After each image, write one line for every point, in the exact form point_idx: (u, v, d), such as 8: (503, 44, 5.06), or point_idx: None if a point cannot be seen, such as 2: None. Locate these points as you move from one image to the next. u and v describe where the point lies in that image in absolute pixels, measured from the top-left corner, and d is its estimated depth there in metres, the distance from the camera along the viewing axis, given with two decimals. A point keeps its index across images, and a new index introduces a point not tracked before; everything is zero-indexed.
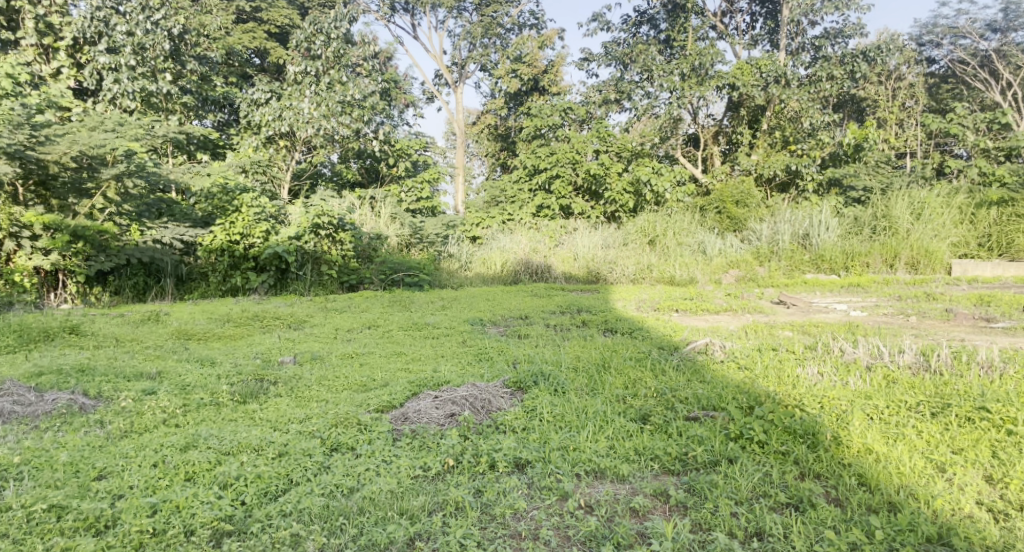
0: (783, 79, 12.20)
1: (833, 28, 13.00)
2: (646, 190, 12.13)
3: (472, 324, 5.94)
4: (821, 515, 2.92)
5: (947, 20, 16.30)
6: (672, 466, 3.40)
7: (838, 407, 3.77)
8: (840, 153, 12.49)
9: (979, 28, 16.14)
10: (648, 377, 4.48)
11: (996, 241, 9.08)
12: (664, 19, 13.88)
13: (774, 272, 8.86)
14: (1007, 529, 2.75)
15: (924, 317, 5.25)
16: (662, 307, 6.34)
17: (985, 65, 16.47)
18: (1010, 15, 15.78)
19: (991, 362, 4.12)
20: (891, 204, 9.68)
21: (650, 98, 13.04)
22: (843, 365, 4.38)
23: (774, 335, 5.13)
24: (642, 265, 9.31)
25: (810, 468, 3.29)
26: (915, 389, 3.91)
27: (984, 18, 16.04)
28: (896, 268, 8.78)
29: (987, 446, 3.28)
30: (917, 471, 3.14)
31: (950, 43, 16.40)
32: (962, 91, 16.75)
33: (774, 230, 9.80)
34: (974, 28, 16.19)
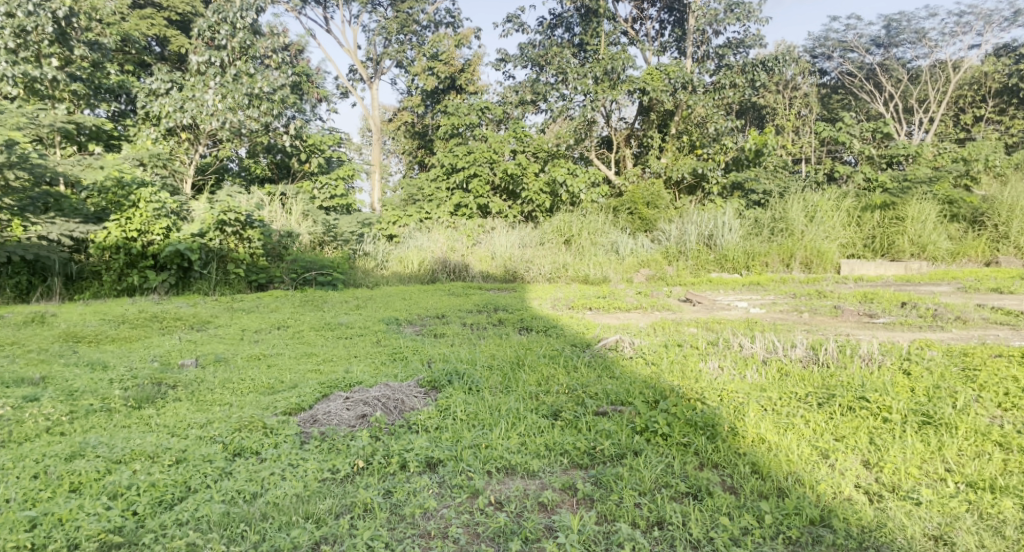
0: (690, 85, 12.68)
1: (735, 38, 13.57)
2: (562, 191, 12.36)
3: (387, 323, 5.86)
4: (717, 502, 3.08)
5: (837, 35, 17.27)
6: (581, 460, 3.51)
7: (735, 400, 3.99)
8: (742, 158, 13.05)
9: (865, 43, 17.22)
10: (561, 374, 4.58)
11: (879, 243, 9.79)
12: (578, 22, 14.12)
13: (681, 271, 9.22)
14: (880, 509, 2.95)
15: (815, 313, 5.61)
16: (576, 306, 6.44)
17: (870, 78, 17.67)
18: (892, 32, 16.97)
19: (871, 355, 4.42)
20: (788, 206, 10.22)
21: (565, 100, 13.18)
22: (741, 359, 4.61)
23: (680, 331, 5.35)
24: (558, 264, 9.44)
25: (708, 458, 3.46)
26: (805, 381, 4.18)
27: (870, 34, 17.11)
28: (791, 267, 9.34)
29: (865, 432, 3.52)
30: (805, 459, 3.35)
31: (840, 56, 17.47)
32: (850, 102, 17.93)
33: (682, 230, 10.16)
34: (860, 43, 17.27)
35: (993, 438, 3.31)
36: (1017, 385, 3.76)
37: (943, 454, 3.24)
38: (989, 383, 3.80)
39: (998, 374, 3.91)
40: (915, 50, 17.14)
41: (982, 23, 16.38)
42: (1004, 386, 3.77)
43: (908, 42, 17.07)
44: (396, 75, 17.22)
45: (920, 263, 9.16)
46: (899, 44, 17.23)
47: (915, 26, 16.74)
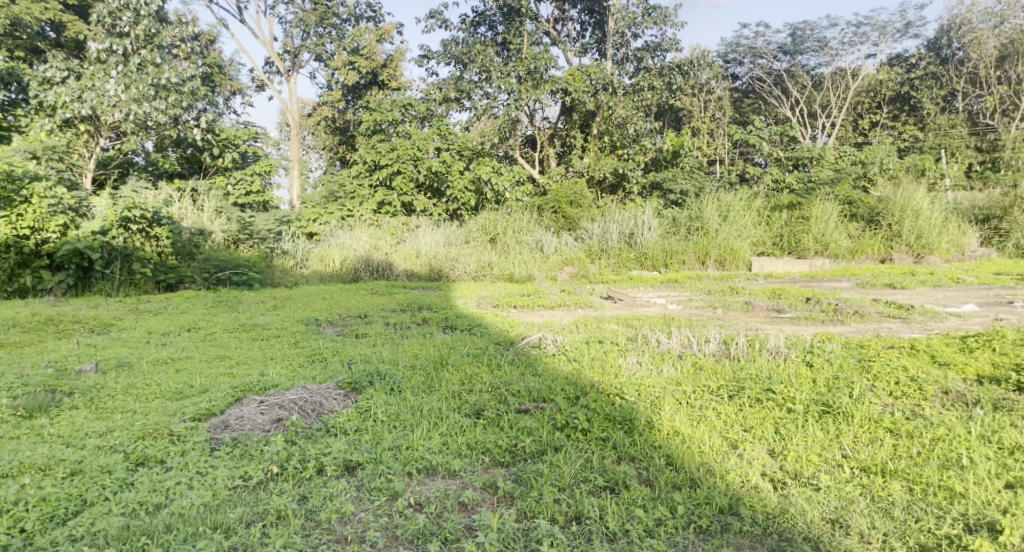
0: (610, 87, 12.99)
1: (653, 42, 13.97)
2: (487, 189, 12.39)
3: (306, 323, 5.71)
4: (633, 495, 3.16)
5: (747, 41, 17.94)
6: (502, 458, 3.52)
7: (652, 394, 4.11)
8: (660, 158, 13.44)
9: (773, 50, 17.92)
10: (484, 372, 4.58)
11: (787, 241, 10.28)
12: (501, 21, 14.14)
13: (604, 269, 9.40)
14: (784, 495, 3.09)
15: (728, 308, 5.84)
16: (501, 304, 6.46)
17: (778, 83, 18.51)
18: (797, 40, 17.80)
19: (777, 348, 4.64)
20: (703, 206, 10.57)
21: (489, 98, 13.18)
22: (658, 354, 4.75)
23: (601, 328, 5.45)
24: (484, 262, 9.45)
25: (626, 452, 3.55)
26: (717, 374, 4.34)
27: (777, 42, 17.85)
28: (706, 264, 9.69)
29: (771, 423, 3.69)
30: (715, 450, 3.47)
31: (750, 61, 18.18)
32: (760, 106, 18.76)
33: (605, 229, 10.36)
34: (769, 49, 17.98)
35: (884, 424, 3.50)
36: (906, 374, 4.00)
37: (840, 441, 3.42)
38: (882, 373, 4.03)
39: (890, 363, 4.16)
40: (818, 58, 18.05)
41: (877, 34, 17.45)
42: (895, 375, 4.00)
43: (812, 50, 17.93)
44: (314, 68, 16.75)
45: (823, 261, 9.75)
46: (804, 52, 18.08)
47: (817, 35, 17.61)
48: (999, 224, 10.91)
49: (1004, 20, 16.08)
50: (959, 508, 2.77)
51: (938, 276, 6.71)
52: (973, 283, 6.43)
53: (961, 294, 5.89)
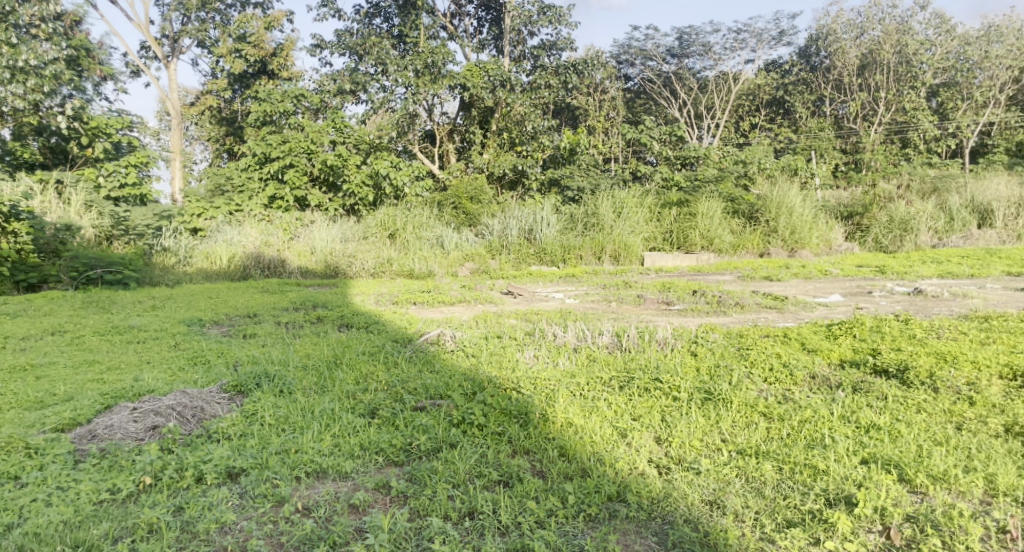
0: (508, 84, 13.08)
1: (547, 41, 14.17)
2: (385, 184, 12.15)
3: (188, 323, 5.41)
4: (526, 487, 3.18)
5: (639, 43, 18.24)
6: (396, 457, 3.45)
7: (547, 387, 4.16)
8: (558, 155, 13.68)
9: (662, 52, 18.41)
10: (380, 370, 4.48)
11: (676, 237, 10.75)
12: (396, 14, 13.88)
13: (504, 265, 9.49)
14: (668, 480, 3.21)
15: (622, 302, 6.02)
16: (400, 301, 6.37)
17: (668, 84, 19.08)
18: (683, 44, 18.39)
19: (666, 339, 4.82)
20: (599, 203, 10.82)
21: (386, 92, 12.96)
22: (555, 348, 4.82)
23: (500, 323, 5.47)
24: (382, 258, 9.24)
25: (521, 445, 3.58)
26: (609, 365, 4.48)
27: (666, 45, 18.29)
28: (602, 259, 9.95)
29: (658, 411, 3.83)
30: (606, 439, 3.57)
31: (641, 63, 18.54)
32: (651, 107, 19.47)
33: (504, 225, 10.42)
34: (658, 52, 18.39)
35: (759, 409, 3.71)
36: (780, 360, 4.27)
37: (719, 426, 3.60)
38: (759, 360, 4.29)
39: (765, 351, 4.43)
40: (703, 62, 18.69)
41: (754, 40, 18.53)
42: (770, 361, 4.26)
43: (697, 54, 18.54)
44: (196, 55, 15.82)
45: (709, 255, 10.22)
46: (689, 55, 18.64)
47: (702, 39, 18.22)
48: (861, 220, 11.84)
49: (863, 31, 17.42)
50: (820, 484, 2.96)
51: (809, 269, 7.21)
52: (839, 275, 6.96)
53: (829, 284, 6.37)
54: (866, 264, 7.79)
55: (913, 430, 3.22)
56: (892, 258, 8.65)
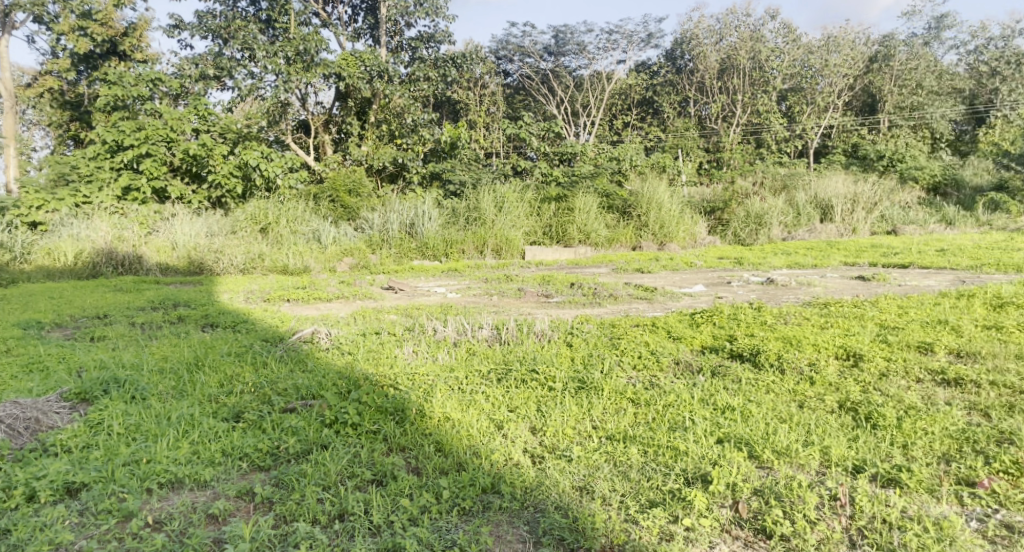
0: (385, 75, 12.88)
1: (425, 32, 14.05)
2: (255, 175, 11.53)
3: (25, 327, 4.88)
4: (400, 485, 3.12)
5: (517, 40, 18.43)
6: (262, 462, 3.28)
7: (425, 382, 4.12)
8: (439, 149, 13.60)
9: (539, 50, 18.61)
10: (247, 372, 4.25)
11: (555, 231, 11.01)
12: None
13: (384, 259, 9.33)
14: (541, 469, 3.25)
15: (503, 295, 6.08)
16: (272, 298, 6.08)
17: (545, 82, 19.35)
18: (559, 42, 18.66)
19: (543, 331, 4.92)
20: (480, 197, 10.84)
21: (254, 78, 12.34)
22: (434, 343, 4.78)
23: (379, 319, 5.36)
24: (252, 254, 8.79)
25: (396, 442, 3.50)
26: (488, 358, 4.50)
27: (543, 42, 18.54)
28: (484, 253, 10.03)
29: (534, 401, 3.89)
30: (482, 431, 3.57)
31: (520, 59, 18.81)
32: (530, 103, 19.67)
33: (384, 219, 10.24)
34: (535, 49, 18.62)
35: (628, 395, 3.86)
36: (648, 348, 4.47)
37: (591, 413, 3.71)
38: (628, 348, 4.47)
39: (635, 340, 4.62)
40: (578, 61, 19.01)
41: (626, 42, 19.30)
42: (639, 350, 4.45)
43: (572, 53, 18.87)
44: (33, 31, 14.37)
45: (585, 249, 10.56)
46: (565, 54, 18.89)
47: (577, 39, 18.58)
48: (721, 215, 12.62)
49: (722, 37, 18.60)
50: (681, 464, 3.12)
51: (676, 261, 7.60)
52: (702, 267, 7.39)
53: (694, 276, 6.76)
54: (727, 255, 8.33)
55: (763, 409, 3.47)
56: (749, 250, 9.32)
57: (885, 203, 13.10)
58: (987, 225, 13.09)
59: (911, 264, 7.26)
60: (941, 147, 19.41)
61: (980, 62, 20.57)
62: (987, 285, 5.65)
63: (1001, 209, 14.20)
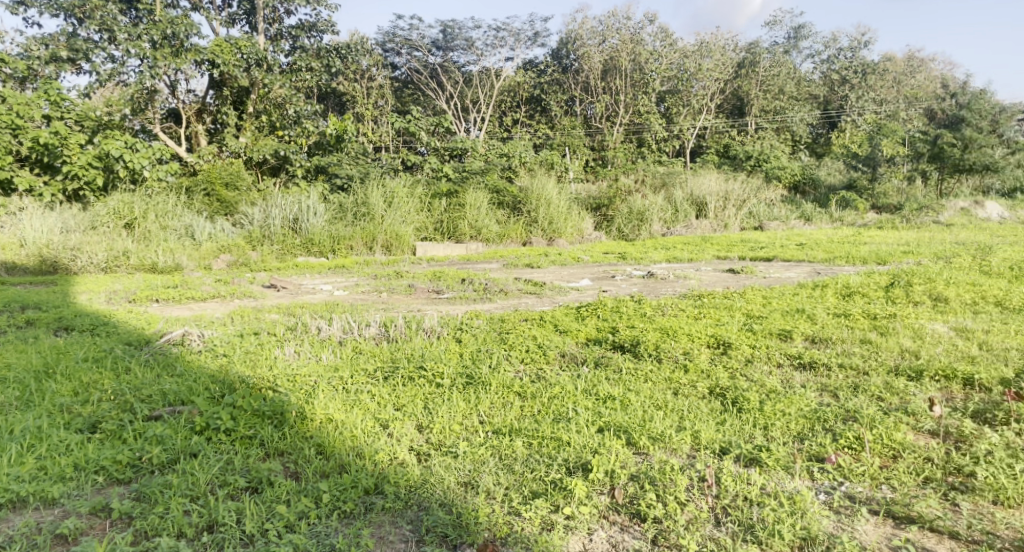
0: (264, 64, 12.37)
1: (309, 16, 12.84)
2: (119, 166, 10.59)
3: None
4: (276, 491, 2.97)
5: (404, 33, 18.00)
6: (121, 474, 3.04)
7: (307, 383, 3.96)
8: (324, 142, 13.16)
9: (427, 44, 18.30)
10: (106, 378, 3.91)
11: (446, 227, 10.99)
12: None
13: (266, 256, 8.95)
14: (426, 467, 3.21)
15: (392, 292, 5.96)
16: (137, 299, 5.65)
17: (434, 76, 19.05)
18: (447, 37, 18.47)
19: (432, 327, 4.86)
20: (368, 191, 10.56)
21: (115, 62, 11.43)
22: (317, 342, 4.61)
23: (259, 319, 5.11)
24: (115, 250, 8.14)
25: (274, 447, 3.34)
26: (375, 356, 4.40)
27: (430, 36, 18.26)
28: (374, 249, 9.89)
29: (421, 399, 3.84)
30: (367, 431, 3.47)
31: (407, 53, 18.34)
32: (418, 98, 19.29)
33: (266, 213, 9.79)
34: (423, 43, 18.29)
35: (515, 389, 3.89)
36: (535, 342, 4.52)
37: (478, 409, 3.70)
38: (516, 343, 4.51)
39: (523, 334, 4.67)
40: (466, 56, 18.97)
41: (513, 40, 19.48)
42: (527, 344, 4.50)
43: (460, 48, 18.77)
44: None
45: (477, 245, 10.65)
46: (454, 49, 18.79)
47: (464, 34, 18.51)
48: (607, 211, 13.06)
49: (604, 39, 19.33)
50: (563, 454, 3.17)
51: (564, 256, 7.77)
52: (589, 262, 7.58)
53: (580, 270, 6.93)
54: (612, 250, 8.61)
55: (641, 398, 3.60)
56: (633, 245, 9.67)
57: (752, 201, 14.04)
58: (840, 221, 14.35)
59: (774, 257, 7.82)
60: (800, 148, 21.11)
61: (832, 71, 22.46)
62: (838, 276, 6.17)
63: (851, 206, 15.60)
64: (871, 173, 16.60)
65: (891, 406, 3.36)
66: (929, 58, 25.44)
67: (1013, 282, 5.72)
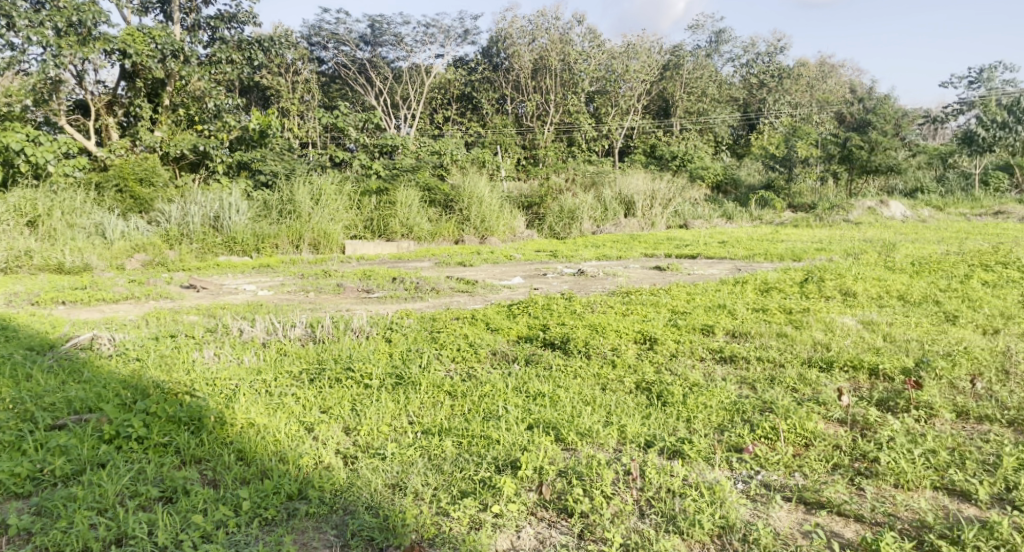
0: (181, 55, 11.82)
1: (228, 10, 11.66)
2: (19, 160, 9.90)
3: None
4: (192, 500, 2.85)
5: (330, 26, 17.65)
6: (20, 489, 2.84)
7: (227, 387, 3.81)
8: (246, 137, 12.72)
9: (354, 39, 17.99)
10: (4, 387, 3.65)
11: (376, 225, 10.82)
12: None
13: (185, 256, 8.58)
14: (352, 470, 3.13)
15: (320, 291, 5.82)
16: (41, 301, 5.31)
17: (363, 72, 18.80)
18: (375, 32, 18.18)
19: (361, 327, 4.77)
20: (294, 188, 10.26)
21: (13, 49, 10.67)
22: (239, 344, 4.44)
23: (176, 321, 4.88)
24: (16, 250, 7.62)
25: (190, 454, 3.19)
26: (301, 358, 4.28)
27: (358, 31, 17.94)
28: (300, 248, 9.68)
29: (348, 400, 3.75)
30: (291, 435, 3.36)
31: (334, 47, 18.01)
32: (347, 93, 19.00)
33: (184, 210, 9.37)
34: (350, 37, 17.95)
35: (445, 389, 3.85)
36: (466, 341, 4.50)
37: (407, 409, 3.65)
38: (447, 341, 4.47)
39: (454, 333, 4.64)
40: (396, 52, 18.72)
41: (443, 36, 19.36)
42: (458, 342, 4.47)
43: (389, 44, 18.50)
44: None
45: (408, 243, 10.55)
46: (382, 44, 18.50)
47: (393, 30, 18.25)
48: (538, 210, 13.17)
49: (534, 39, 19.48)
50: (492, 453, 3.16)
51: (496, 255, 7.77)
52: (521, 260, 7.62)
53: (512, 268, 6.95)
54: (543, 248, 8.68)
55: (570, 394, 3.63)
56: (564, 243, 9.78)
57: (678, 200, 14.44)
58: (759, 220, 14.95)
59: (698, 254, 8.07)
60: (723, 149, 21.89)
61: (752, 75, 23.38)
62: (757, 273, 6.42)
63: (769, 205, 16.25)
64: (788, 174, 17.39)
65: (805, 397, 3.51)
66: (839, 64, 26.81)
67: (913, 277, 6.09)
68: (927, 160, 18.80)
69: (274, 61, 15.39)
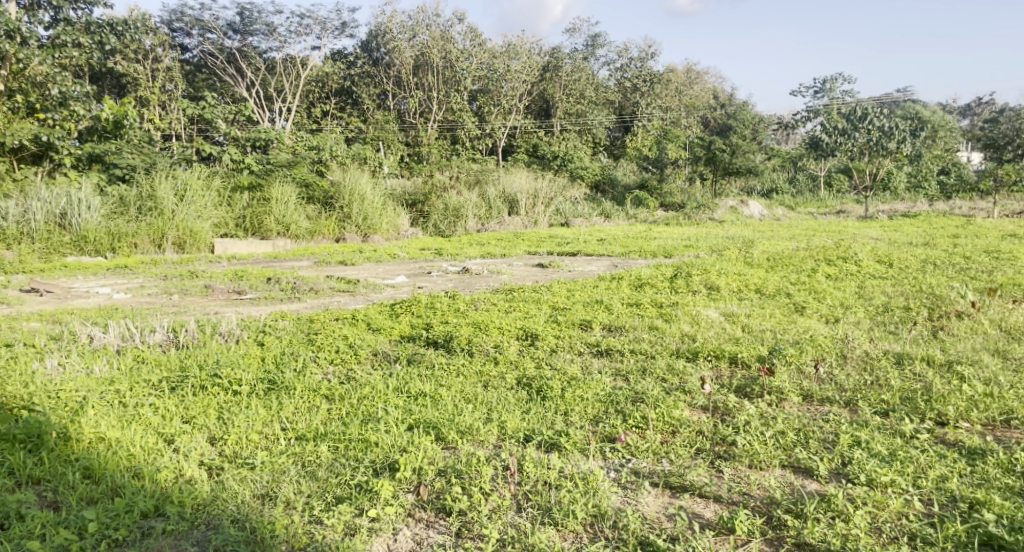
0: (19, 36, 10.22)
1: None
2: None
3: None
4: (28, 525, 2.56)
5: (193, 12, 16.66)
6: None
7: (73, 400, 3.46)
8: (98, 128, 11.77)
9: (222, 26, 17.18)
10: None
11: (250, 223, 10.30)
12: None
13: (26, 256, 7.77)
14: (217, 481, 2.94)
15: (185, 293, 5.44)
16: None
17: (232, 61, 17.98)
18: (245, 20, 17.33)
19: (230, 331, 4.50)
20: (155, 183, 9.52)
21: None
22: (89, 353, 4.06)
23: (14, 330, 4.39)
24: None
25: (27, 476, 2.88)
26: (161, 365, 3.97)
27: (225, 18, 17.10)
28: (163, 247, 9.09)
29: (215, 409, 3.52)
30: (148, 449, 3.10)
31: (199, 34, 17.11)
32: (214, 82, 18.14)
33: (24, 206, 8.46)
34: (217, 24, 17.10)
35: (321, 392, 3.70)
36: (346, 342, 4.36)
37: (280, 415, 3.47)
38: (325, 343, 4.31)
39: (333, 334, 4.48)
40: (268, 42, 17.90)
41: (319, 28, 18.77)
42: (337, 344, 4.32)
43: (261, 33, 17.65)
44: None
45: (284, 242, 10.14)
46: (253, 33, 17.64)
47: (264, 19, 17.43)
48: (422, 208, 13.07)
49: (414, 34, 19.14)
50: (370, 456, 3.07)
51: (378, 253, 7.62)
52: (404, 258, 7.52)
53: (395, 267, 6.83)
54: (427, 247, 8.60)
55: (451, 393, 3.61)
56: (448, 241, 9.76)
57: (558, 199, 14.84)
58: (634, 218, 15.58)
59: (578, 251, 8.31)
60: (600, 150, 22.77)
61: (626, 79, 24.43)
62: (632, 269, 6.70)
63: (643, 204, 16.95)
64: (659, 174, 18.03)
65: (672, 386, 3.69)
66: (704, 71, 28.62)
67: (768, 271, 6.58)
68: (780, 164, 20.58)
69: (129, 47, 14.48)
